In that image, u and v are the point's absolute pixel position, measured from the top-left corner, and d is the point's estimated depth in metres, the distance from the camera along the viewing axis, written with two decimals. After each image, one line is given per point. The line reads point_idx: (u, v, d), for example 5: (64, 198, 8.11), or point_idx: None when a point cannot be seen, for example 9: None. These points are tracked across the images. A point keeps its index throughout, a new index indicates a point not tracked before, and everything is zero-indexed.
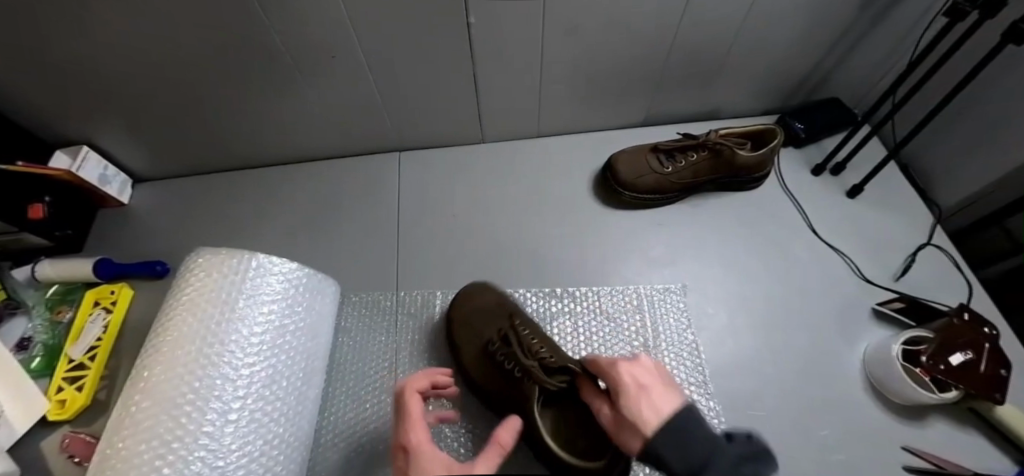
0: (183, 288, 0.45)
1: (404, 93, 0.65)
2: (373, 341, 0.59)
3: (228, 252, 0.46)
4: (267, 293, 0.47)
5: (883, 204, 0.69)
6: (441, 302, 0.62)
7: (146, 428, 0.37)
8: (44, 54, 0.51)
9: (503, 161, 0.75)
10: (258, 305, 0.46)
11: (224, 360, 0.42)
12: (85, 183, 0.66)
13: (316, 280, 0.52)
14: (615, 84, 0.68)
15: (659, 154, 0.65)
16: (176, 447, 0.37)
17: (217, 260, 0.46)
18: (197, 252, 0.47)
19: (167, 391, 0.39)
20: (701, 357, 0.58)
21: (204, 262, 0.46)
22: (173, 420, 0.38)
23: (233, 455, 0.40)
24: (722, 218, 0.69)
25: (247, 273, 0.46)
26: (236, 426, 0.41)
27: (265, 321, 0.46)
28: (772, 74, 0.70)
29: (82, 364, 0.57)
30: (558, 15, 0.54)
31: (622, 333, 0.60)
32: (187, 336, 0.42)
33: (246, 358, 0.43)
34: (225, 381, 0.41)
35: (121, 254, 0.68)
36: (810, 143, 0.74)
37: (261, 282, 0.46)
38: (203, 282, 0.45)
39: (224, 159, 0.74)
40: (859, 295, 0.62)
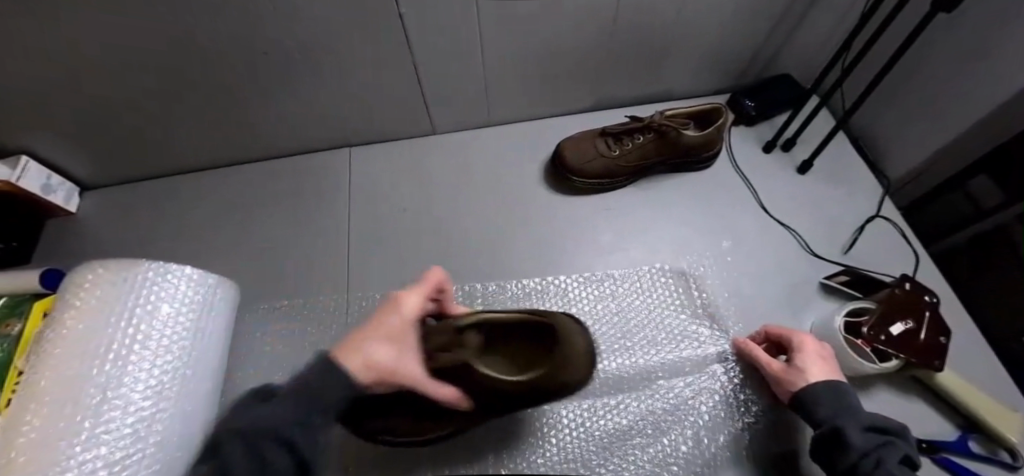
0: (71, 308, 0.43)
1: (347, 88, 0.64)
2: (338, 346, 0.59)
3: (121, 267, 0.45)
4: (168, 307, 0.46)
5: (833, 178, 0.69)
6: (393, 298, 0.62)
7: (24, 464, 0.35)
8: None
9: (455, 153, 0.74)
10: (158, 315, 0.45)
11: (122, 384, 0.41)
12: (28, 193, 0.64)
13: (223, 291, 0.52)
14: (561, 69, 0.67)
15: (606, 138, 0.64)
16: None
17: (111, 275, 0.44)
18: (82, 267, 0.45)
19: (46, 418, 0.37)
20: (691, 343, 0.58)
21: (93, 279, 0.44)
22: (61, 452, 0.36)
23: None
24: (673, 199, 0.69)
25: (147, 289, 0.46)
26: (116, 444, 0.39)
27: (167, 330, 0.46)
28: (719, 51, 0.69)
29: (32, 375, 0.57)
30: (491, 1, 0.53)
31: (617, 326, 0.59)
32: (71, 366, 0.40)
33: (149, 378, 0.43)
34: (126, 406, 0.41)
35: (70, 264, 0.67)
36: (761, 120, 0.73)
37: (162, 296, 0.46)
38: (98, 299, 0.43)
39: (172, 162, 0.73)
40: (807, 270, 0.62)
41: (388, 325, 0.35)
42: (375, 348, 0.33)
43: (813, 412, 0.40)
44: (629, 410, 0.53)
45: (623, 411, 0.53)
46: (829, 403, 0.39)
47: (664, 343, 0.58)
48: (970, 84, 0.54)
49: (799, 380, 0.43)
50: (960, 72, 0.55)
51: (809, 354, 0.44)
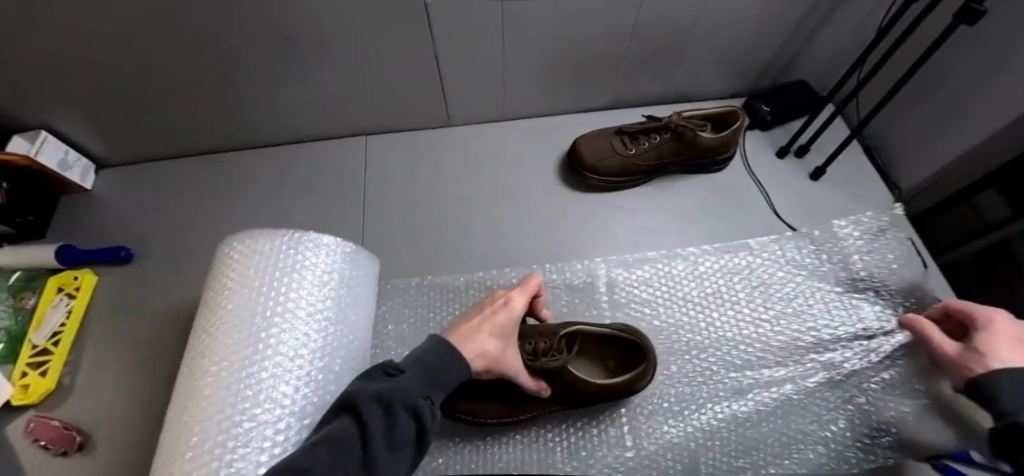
0: (226, 273, 0.43)
1: (368, 77, 0.65)
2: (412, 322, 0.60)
3: (266, 231, 0.44)
4: (310, 268, 0.44)
5: (844, 186, 0.70)
6: (414, 285, 0.63)
7: (204, 418, 0.33)
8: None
9: (472, 145, 0.75)
10: (302, 277, 0.43)
11: (275, 343, 0.39)
12: (46, 169, 0.65)
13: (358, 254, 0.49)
14: (580, 66, 0.67)
15: (622, 137, 0.65)
16: (231, 436, 0.33)
17: (256, 240, 0.44)
18: (233, 235, 0.46)
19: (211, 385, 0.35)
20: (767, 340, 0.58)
21: (239, 247, 0.44)
22: (229, 408, 0.34)
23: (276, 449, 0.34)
24: (687, 200, 0.69)
25: (292, 248, 0.44)
26: (272, 416, 0.35)
27: (311, 293, 0.43)
28: (738, 55, 0.69)
29: (46, 349, 0.58)
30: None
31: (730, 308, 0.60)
32: (236, 324, 0.39)
33: (295, 340, 0.40)
34: (282, 365, 0.38)
35: (85, 240, 0.68)
36: (775, 126, 0.74)
37: (305, 257, 0.44)
38: (247, 264, 0.43)
39: (189, 143, 0.74)
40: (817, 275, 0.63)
41: (498, 320, 0.42)
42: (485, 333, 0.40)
43: (995, 403, 0.37)
44: (746, 394, 0.54)
45: (730, 400, 0.53)
46: (1015, 393, 0.36)
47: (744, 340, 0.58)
48: (985, 99, 0.55)
49: (977, 366, 0.41)
50: (974, 85, 0.56)
51: (999, 340, 0.41)
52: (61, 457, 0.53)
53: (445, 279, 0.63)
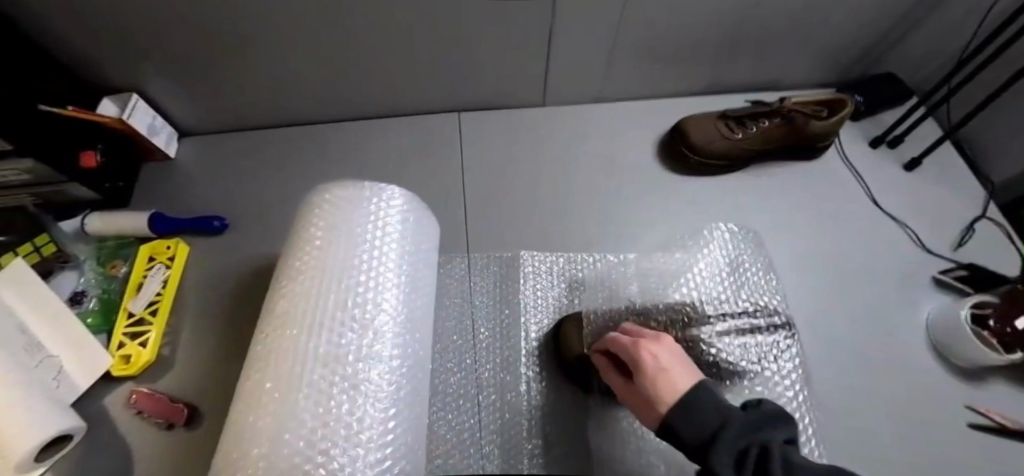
0: (308, 227, 0.44)
1: (471, 52, 0.63)
2: (537, 293, 0.60)
3: (354, 188, 0.45)
4: (386, 232, 0.44)
5: (939, 177, 0.70)
6: (528, 260, 0.62)
7: (287, 366, 0.33)
8: None
9: (564, 126, 0.74)
10: (377, 239, 0.43)
11: (355, 301, 0.38)
12: (136, 132, 0.62)
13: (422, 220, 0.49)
14: (684, 49, 0.66)
15: (728, 120, 0.64)
16: (316, 390, 0.32)
17: (341, 198, 0.44)
18: (320, 189, 0.47)
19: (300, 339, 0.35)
20: (864, 337, 0.58)
21: (327, 202, 0.45)
22: (311, 361, 0.34)
23: (369, 418, 0.33)
24: (784, 186, 0.69)
25: (371, 209, 0.44)
26: (365, 378, 0.34)
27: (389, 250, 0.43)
28: (838, 44, 0.69)
29: (142, 319, 0.55)
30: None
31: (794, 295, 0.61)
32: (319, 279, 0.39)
33: (372, 302, 0.38)
34: (361, 323, 0.37)
35: (171, 209, 0.66)
36: (867, 117, 0.74)
37: (382, 220, 0.44)
38: (331, 219, 0.43)
39: (275, 114, 0.71)
40: (919, 263, 0.63)
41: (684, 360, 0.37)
42: (688, 372, 0.34)
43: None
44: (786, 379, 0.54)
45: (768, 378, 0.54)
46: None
47: (849, 336, 0.59)
48: None
49: None
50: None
51: None
52: (165, 430, 0.51)
53: (548, 260, 0.62)
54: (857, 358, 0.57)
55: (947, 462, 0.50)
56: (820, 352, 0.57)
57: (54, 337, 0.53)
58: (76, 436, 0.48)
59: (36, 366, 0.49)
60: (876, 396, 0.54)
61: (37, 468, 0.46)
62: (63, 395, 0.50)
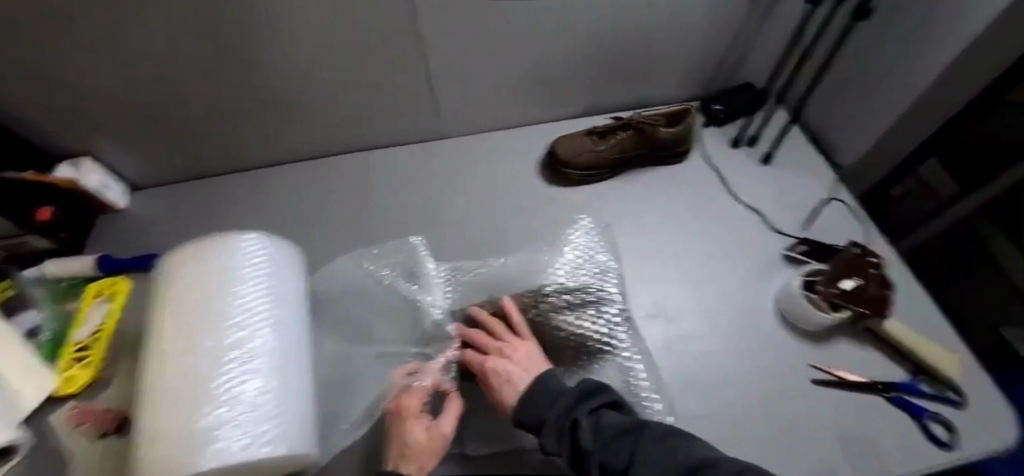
0: (170, 281, 0.53)
1: (370, 98, 0.75)
2: (397, 297, 0.63)
3: (198, 243, 0.55)
4: (246, 268, 0.55)
5: (791, 167, 0.79)
6: (403, 265, 0.66)
7: (172, 392, 0.44)
8: (52, 77, 0.60)
9: (463, 153, 0.84)
10: (238, 275, 0.54)
11: (222, 327, 0.49)
12: (86, 189, 0.73)
13: (278, 253, 0.61)
14: (554, 80, 0.78)
15: (593, 135, 0.75)
16: (201, 402, 0.43)
17: (193, 251, 0.55)
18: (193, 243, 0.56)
19: (187, 366, 0.46)
20: (722, 311, 0.64)
21: (180, 258, 0.54)
22: (193, 384, 0.44)
23: (256, 412, 0.45)
24: (655, 186, 0.78)
25: (230, 255, 0.55)
26: (246, 386, 0.46)
27: (259, 286, 0.55)
28: (687, 63, 0.81)
29: (86, 344, 0.64)
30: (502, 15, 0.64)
31: (660, 280, 0.67)
32: (183, 320, 0.49)
33: (237, 324, 0.50)
34: (232, 341, 0.48)
35: (118, 252, 0.76)
36: (728, 121, 0.84)
37: (242, 260, 0.55)
38: (192, 270, 0.53)
39: (212, 164, 0.83)
40: (772, 243, 0.71)
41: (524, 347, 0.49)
42: (527, 374, 0.46)
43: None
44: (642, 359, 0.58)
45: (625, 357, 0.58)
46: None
47: (705, 313, 0.65)
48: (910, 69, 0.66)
49: None
50: (907, 64, 0.66)
51: None
52: (99, 439, 0.59)
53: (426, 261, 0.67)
54: (715, 334, 0.62)
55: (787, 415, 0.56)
56: (677, 330, 0.62)
57: None
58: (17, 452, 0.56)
59: None
60: (731, 363, 0.60)
61: None
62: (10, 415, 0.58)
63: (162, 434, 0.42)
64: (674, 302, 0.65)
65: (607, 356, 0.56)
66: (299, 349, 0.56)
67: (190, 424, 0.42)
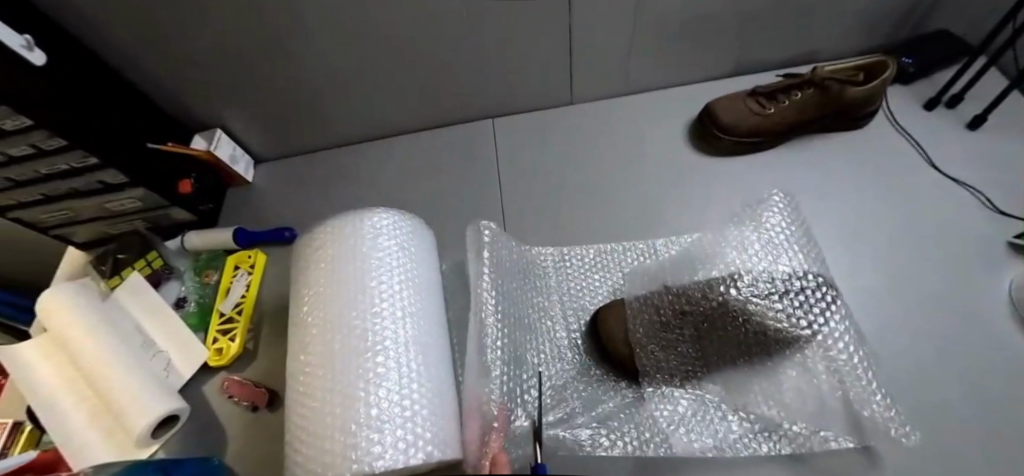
0: (313, 258, 0.52)
1: (495, 64, 0.68)
2: (568, 287, 0.60)
3: (349, 216, 0.53)
4: (385, 244, 0.51)
5: (1008, 136, 0.64)
6: (552, 252, 0.63)
7: (336, 379, 0.41)
8: (187, 46, 0.58)
9: (590, 123, 0.76)
10: (375, 253, 0.50)
11: (372, 308, 0.45)
12: (220, 160, 0.73)
13: (414, 227, 0.56)
14: (708, 35, 0.67)
15: (758, 98, 0.64)
16: (365, 389, 0.40)
17: (339, 225, 0.52)
18: (330, 221, 0.53)
19: (337, 350, 0.43)
20: (944, 306, 0.53)
21: (325, 230, 0.52)
22: (358, 372, 0.41)
23: (408, 414, 0.39)
24: (830, 157, 0.66)
25: (367, 230, 0.52)
26: (398, 381, 0.41)
27: (402, 273, 0.50)
28: (874, 11, 0.67)
29: (232, 317, 0.64)
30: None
31: (859, 264, 0.57)
32: (338, 300, 0.46)
33: (385, 306, 0.46)
34: (381, 324, 0.45)
35: (249, 225, 0.76)
36: (920, 78, 0.70)
37: (380, 236, 0.52)
38: (333, 246, 0.51)
39: (329, 136, 0.80)
40: (994, 229, 0.58)
41: None
42: None
43: None
44: (860, 365, 0.47)
45: (851, 355, 0.47)
46: None
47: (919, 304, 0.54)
48: None
49: None
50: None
51: None
52: (252, 412, 0.59)
53: (573, 252, 0.63)
54: (944, 336, 0.51)
55: None
56: (893, 324, 0.52)
57: (165, 337, 0.63)
58: (181, 420, 0.57)
59: (150, 358, 0.59)
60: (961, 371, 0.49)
61: (153, 444, 0.55)
62: (171, 382, 0.59)
63: (322, 421, 0.39)
64: (874, 293, 0.55)
65: (806, 348, 0.48)
66: (440, 332, 0.51)
67: (347, 419, 0.38)
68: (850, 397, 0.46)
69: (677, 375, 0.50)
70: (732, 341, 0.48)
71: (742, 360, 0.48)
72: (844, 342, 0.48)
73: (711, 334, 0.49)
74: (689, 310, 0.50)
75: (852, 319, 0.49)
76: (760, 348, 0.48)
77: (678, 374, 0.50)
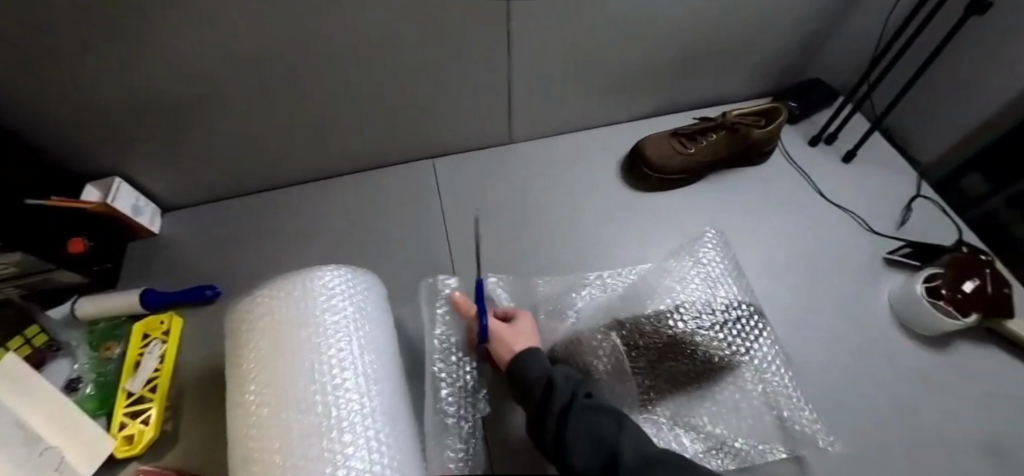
0: (251, 327, 0.47)
1: (438, 105, 0.68)
2: (525, 328, 0.60)
3: (292, 277, 0.49)
4: (335, 305, 0.49)
5: (873, 167, 0.77)
6: (503, 292, 0.63)
7: (296, 466, 0.38)
8: (82, 87, 0.51)
9: (530, 161, 0.78)
10: (325, 317, 0.47)
11: (328, 379, 0.43)
12: (119, 213, 0.64)
13: (364, 281, 0.54)
14: (634, 79, 0.73)
15: (680, 138, 0.70)
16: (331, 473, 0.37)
17: (280, 288, 0.48)
18: (269, 285, 0.49)
19: (294, 432, 0.39)
20: (841, 319, 0.62)
21: (264, 295, 0.48)
22: (320, 454, 0.38)
23: None
24: (741, 190, 0.75)
25: (314, 291, 0.49)
26: (364, 458, 0.39)
27: (355, 334, 0.48)
28: (766, 62, 0.78)
29: (144, 396, 0.55)
30: (604, 7, 0.58)
31: (775, 286, 0.65)
32: (288, 374, 0.43)
33: (342, 375, 0.44)
34: (339, 396, 0.42)
35: (159, 284, 0.67)
36: (804, 119, 0.82)
37: (327, 296, 0.49)
38: (275, 312, 0.47)
39: (254, 180, 0.74)
40: (870, 248, 0.69)
41: None
42: None
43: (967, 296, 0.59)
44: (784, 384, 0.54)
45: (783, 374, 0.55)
46: None
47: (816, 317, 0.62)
48: (1002, 69, 0.65)
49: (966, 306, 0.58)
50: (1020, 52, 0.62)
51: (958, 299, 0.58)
52: None
53: (525, 291, 0.63)
54: (846, 347, 0.60)
55: (927, 429, 0.53)
56: (801, 341, 0.60)
57: (53, 430, 0.50)
58: None
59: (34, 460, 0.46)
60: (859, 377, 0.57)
61: None
62: None
63: None
64: (790, 311, 0.63)
65: (744, 372, 0.54)
66: (400, 394, 0.50)
67: None
68: (786, 415, 0.52)
69: (638, 407, 0.51)
70: (685, 372, 0.52)
71: (696, 389, 0.52)
72: (772, 363, 0.55)
73: (670, 368, 0.52)
74: (644, 344, 0.53)
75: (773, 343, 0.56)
76: (710, 376, 0.52)
77: (634, 402, 0.51)
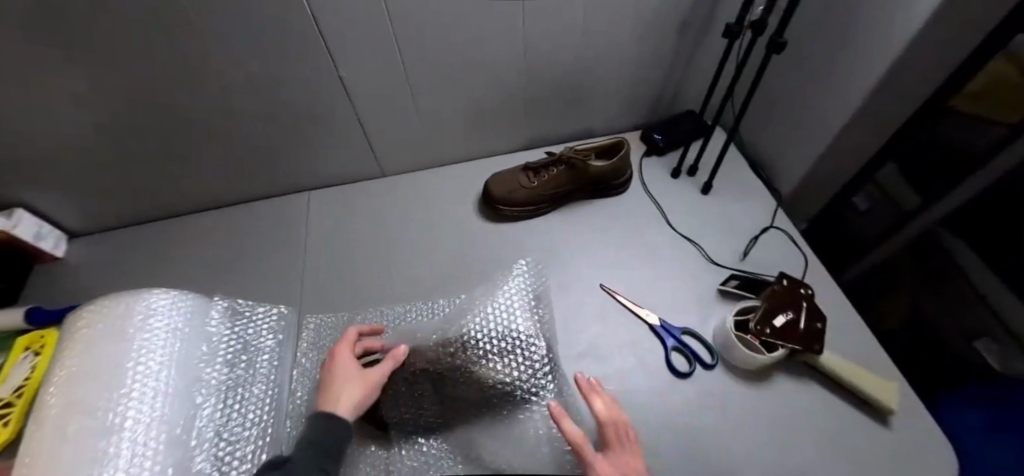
0: (68, 338, 0.51)
1: (305, 142, 0.76)
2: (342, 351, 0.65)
3: (121, 297, 0.54)
4: (157, 324, 0.53)
5: (729, 198, 0.79)
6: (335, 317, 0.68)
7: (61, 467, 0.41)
8: None
9: (400, 192, 0.85)
10: (142, 334, 0.52)
11: (123, 391, 0.47)
12: (20, 239, 0.72)
13: (196, 304, 0.59)
14: (491, 114, 0.80)
15: (527, 172, 0.74)
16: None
17: (106, 304, 0.53)
18: (97, 301, 0.53)
19: (69, 436, 0.43)
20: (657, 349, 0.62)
21: (91, 309, 0.52)
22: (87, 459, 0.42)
23: None
24: (592, 219, 0.78)
25: (139, 310, 0.53)
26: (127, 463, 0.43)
27: (168, 352, 0.53)
28: (624, 95, 0.82)
29: (9, 401, 0.62)
30: (437, 55, 0.65)
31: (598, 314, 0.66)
32: (83, 383, 0.46)
33: (138, 388, 0.48)
34: (129, 408, 0.46)
35: (51, 303, 0.75)
36: (670, 151, 0.84)
37: (151, 316, 0.54)
38: (90, 325, 0.51)
39: (153, 210, 0.83)
40: (709, 278, 0.70)
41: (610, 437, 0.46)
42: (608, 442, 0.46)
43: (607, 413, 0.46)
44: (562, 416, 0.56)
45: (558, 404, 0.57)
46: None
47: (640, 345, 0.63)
48: (831, 98, 0.68)
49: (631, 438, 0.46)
50: (841, 85, 0.65)
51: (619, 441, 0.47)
52: None
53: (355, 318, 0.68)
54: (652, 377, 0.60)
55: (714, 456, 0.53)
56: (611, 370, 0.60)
57: None
58: None
59: None
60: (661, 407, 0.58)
61: None
62: None
63: None
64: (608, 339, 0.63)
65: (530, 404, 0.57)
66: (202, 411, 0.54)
67: None
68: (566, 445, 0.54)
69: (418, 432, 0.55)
70: (459, 398, 0.54)
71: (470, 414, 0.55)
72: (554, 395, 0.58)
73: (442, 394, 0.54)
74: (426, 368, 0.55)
75: (558, 371, 0.59)
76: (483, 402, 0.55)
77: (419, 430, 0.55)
